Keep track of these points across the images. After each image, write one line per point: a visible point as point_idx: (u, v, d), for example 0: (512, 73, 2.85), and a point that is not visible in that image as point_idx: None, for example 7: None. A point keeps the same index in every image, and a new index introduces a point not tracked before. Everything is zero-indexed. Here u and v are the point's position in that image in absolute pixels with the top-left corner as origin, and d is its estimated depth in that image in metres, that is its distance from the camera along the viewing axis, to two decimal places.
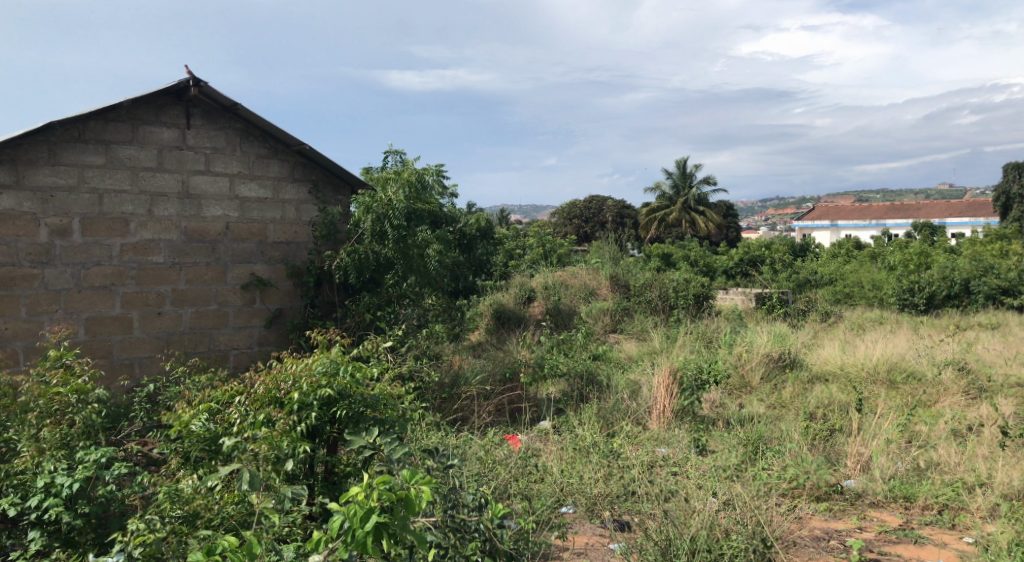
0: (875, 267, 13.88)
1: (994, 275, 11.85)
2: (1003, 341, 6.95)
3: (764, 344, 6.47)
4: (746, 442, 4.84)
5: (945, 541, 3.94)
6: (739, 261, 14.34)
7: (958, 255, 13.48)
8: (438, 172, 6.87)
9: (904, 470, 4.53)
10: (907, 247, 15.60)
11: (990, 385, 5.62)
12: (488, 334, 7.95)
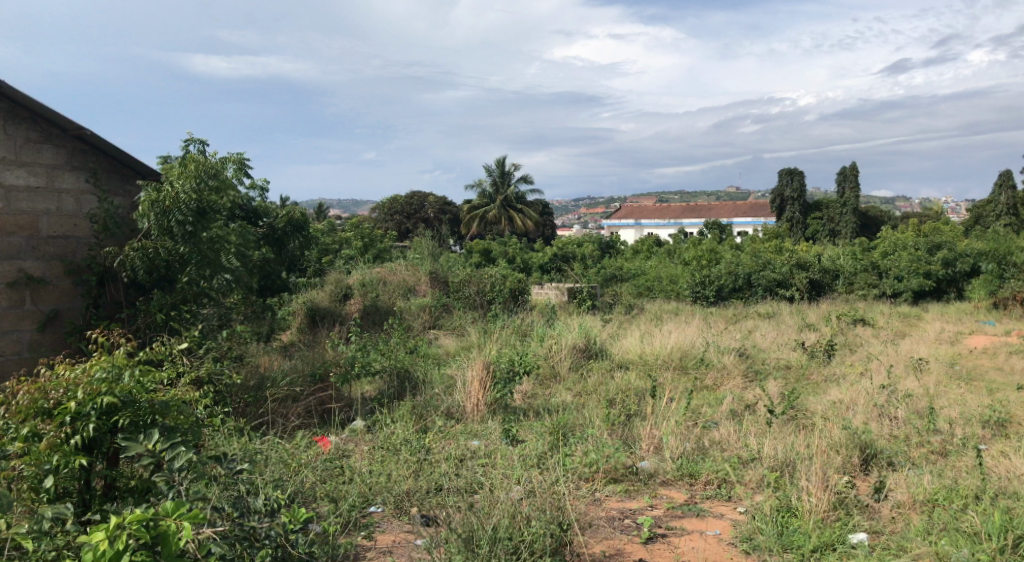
0: (673, 262, 15.07)
1: (771, 269, 13.29)
2: (776, 328, 7.79)
3: (571, 334, 6.79)
4: (552, 430, 5.05)
5: (722, 512, 4.40)
6: (553, 257, 14.97)
7: (743, 251, 15.01)
8: (239, 164, 6.66)
9: (690, 449, 4.94)
10: (701, 243, 17.09)
11: (764, 368, 6.27)
12: (302, 334, 7.69)
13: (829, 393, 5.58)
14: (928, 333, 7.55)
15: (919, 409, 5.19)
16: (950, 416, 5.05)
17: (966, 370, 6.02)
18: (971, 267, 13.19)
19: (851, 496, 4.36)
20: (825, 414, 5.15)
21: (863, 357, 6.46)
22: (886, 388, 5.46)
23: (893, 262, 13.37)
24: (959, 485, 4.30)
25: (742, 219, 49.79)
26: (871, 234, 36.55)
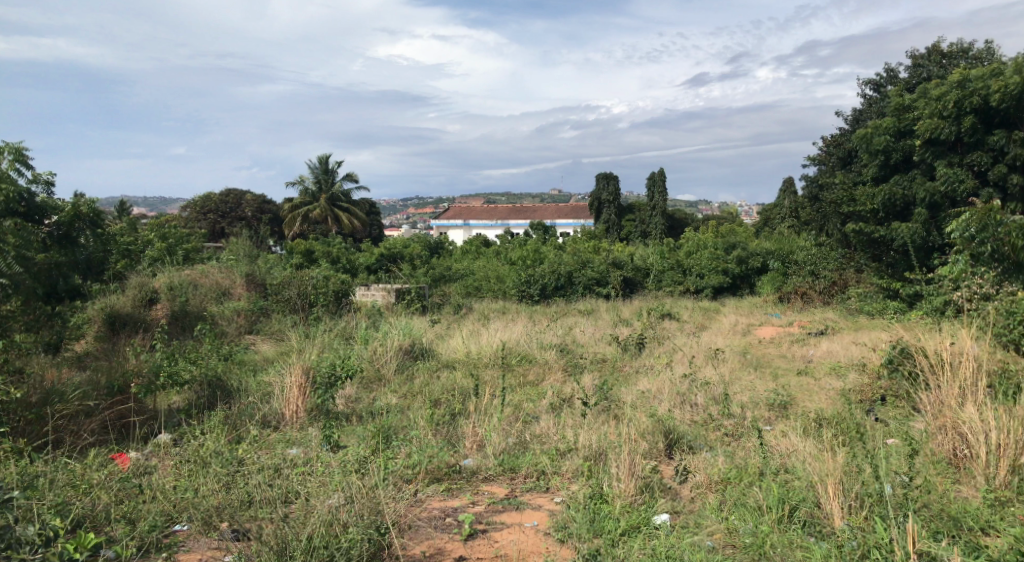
0: (500, 261, 15.46)
1: (590, 268, 14.11)
2: (594, 323, 8.20)
3: (396, 336, 6.74)
4: (374, 434, 4.99)
5: (540, 504, 4.54)
6: (379, 258, 14.87)
7: (565, 251, 15.75)
8: (18, 153, 5.98)
9: (511, 444, 5.07)
10: (526, 243, 17.64)
11: (583, 362, 6.57)
12: (98, 343, 7.01)
13: (639, 384, 5.95)
14: (724, 325, 8.30)
15: (716, 395, 5.66)
16: (741, 400, 5.56)
17: (755, 358, 6.66)
18: (761, 264, 14.68)
19: (656, 479, 4.68)
20: (634, 404, 5.47)
21: (669, 348, 6.96)
22: (687, 377, 5.91)
23: (695, 261, 14.60)
24: (748, 463, 4.73)
25: (564, 221, 51.65)
26: (676, 236, 39.71)
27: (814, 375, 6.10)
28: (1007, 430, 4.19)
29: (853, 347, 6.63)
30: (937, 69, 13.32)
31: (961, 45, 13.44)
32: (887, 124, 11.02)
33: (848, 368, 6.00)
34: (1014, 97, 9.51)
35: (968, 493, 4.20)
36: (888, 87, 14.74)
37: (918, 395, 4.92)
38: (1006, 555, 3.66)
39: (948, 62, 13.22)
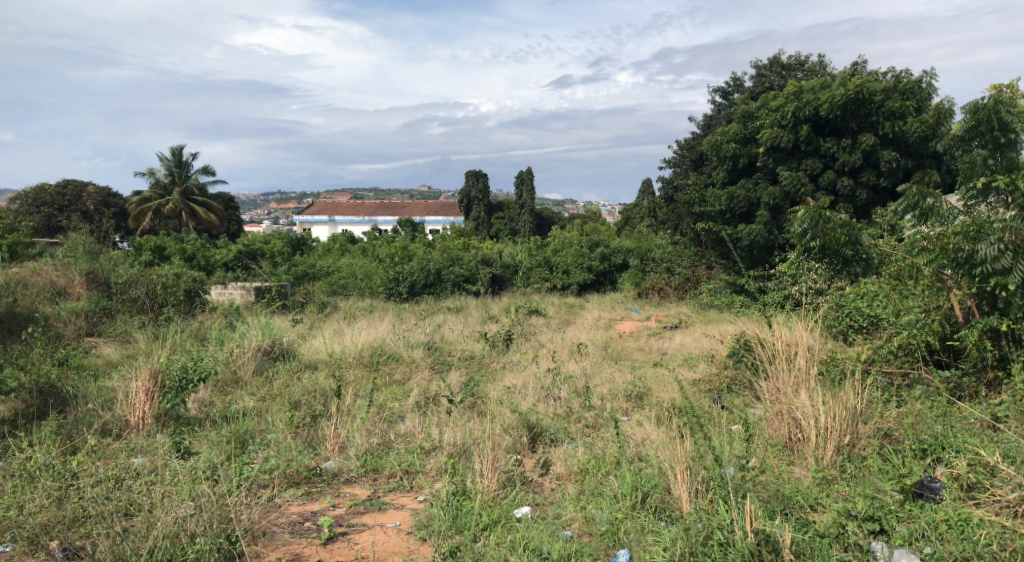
0: (368, 259, 15.24)
1: (458, 265, 14.26)
2: (463, 320, 8.27)
3: (254, 336, 6.49)
4: (229, 439, 4.79)
5: (404, 503, 4.51)
6: (237, 255, 14.24)
7: (433, 248, 15.74)
8: None
9: (375, 444, 5.01)
10: (393, 241, 17.48)
11: (450, 359, 6.61)
12: None
13: (505, 379, 6.05)
14: (588, 320, 8.61)
15: (578, 388, 5.83)
16: (601, 392, 5.77)
17: (615, 352, 6.94)
18: (622, 262, 15.38)
19: (518, 473, 4.75)
20: (499, 400, 5.56)
21: (535, 344, 7.13)
22: (551, 371, 6.07)
23: (561, 259, 15.08)
24: (605, 453, 4.91)
25: (433, 218, 51.84)
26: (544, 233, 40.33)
27: (669, 365, 6.42)
28: (832, 413, 4.60)
29: (703, 340, 7.04)
30: (778, 78, 14.42)
31: (798, 56, 14.70)
32: (733, 130, 11.85)
33: (698, 359, 6.38)
34: (840, 107, 10.36)
35: (800, 473, 4.56)
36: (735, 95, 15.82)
37: (757, 383, 5.28)
38: (829, 529, 4.07)
39: (787, 72, 14.45)
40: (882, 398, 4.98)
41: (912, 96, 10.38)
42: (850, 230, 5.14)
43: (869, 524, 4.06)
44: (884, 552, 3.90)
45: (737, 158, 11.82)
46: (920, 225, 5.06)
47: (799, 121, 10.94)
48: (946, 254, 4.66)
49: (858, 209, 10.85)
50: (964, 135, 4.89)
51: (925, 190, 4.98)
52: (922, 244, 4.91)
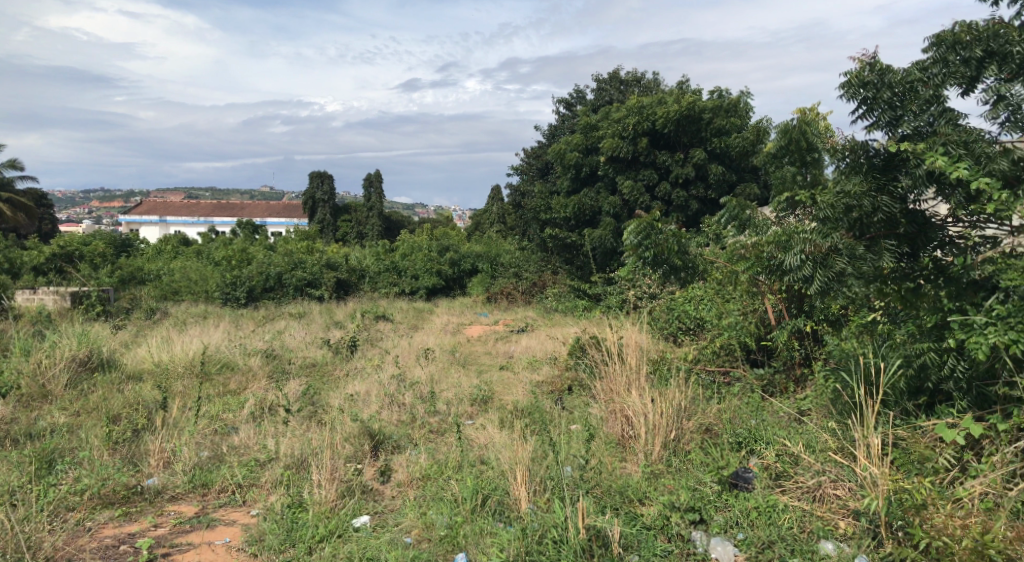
0: (203, 263, 14.58)
1: (301, 269, 13.96)
2: (305, 328, 8.14)
3: (69, 345, 6.00)
4: (33, 460, 4.39)
5: (235, 518, 4.28)
6: (53, 257, 13.11)
7: (275, 251, 15.26)
8: None
9: (204, 459, 4.76)
10: (232, 242, 16.79)
11: (290, 368, 6.47)
12: None
13: (348, 387, 5.99)
14: (435, 325, 8.74)
15: (423, 394, 5.85)
16: (447, 397, 5.80)
17: (462, 355, 7.04)
18: (471, 267, 15.70)
19: (357, 482, 4.66)
20: (340, 408, 5.47)
21: (380, 350, 7.14)
22: (396, 377, 6.06)
23: (410, 263, 15.25)
24: (447, 458, 4.93)
25: (277, 218, 50.24)
26: (393, 236, 40.23)
27: (514, 369, 6.56)
28: (660, 412, 4.88)
29: (547, 342, 7.29)
30: (617, 94, 15.24)
31: (635, 72, 15.54)
32: (576, 140, 12.33)
33: (542, 362, 6.58)
34: (673, 122, 11.11)
35: (630, 469, 4.79)
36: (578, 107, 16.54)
37: (594, 384, 5.51)
38: (655, 521, 4.30)
39: (626, 88, 15.30)
40: (704, 395, 5.35)
41: (735, 113, 11.29)
42: (679, 240, 5.52)
43: (690, 514, 4.32)
44: (702, 540, 4.16)
45: (580, 167, 12.44)
46: (740, 234, 5.54)
47: (639, 133, 11.56)
48: (761, 261, 5.14)
49: (689, 219, 11.72)
50: (778, 151, 5.35)
51: (745, 203, 5.48)
52: (740, 251, 5.36)
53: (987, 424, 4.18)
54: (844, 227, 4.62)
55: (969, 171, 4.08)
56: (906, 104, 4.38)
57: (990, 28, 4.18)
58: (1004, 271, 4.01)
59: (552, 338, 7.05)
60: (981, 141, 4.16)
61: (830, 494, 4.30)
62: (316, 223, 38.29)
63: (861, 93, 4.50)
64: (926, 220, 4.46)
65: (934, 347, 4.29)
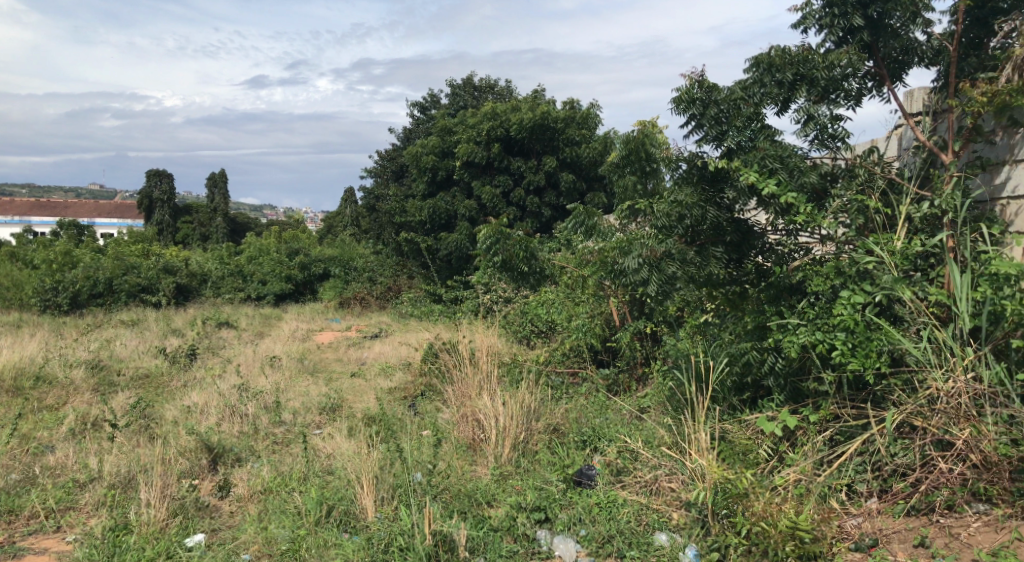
0: (19, 268, 13.46)
1: (134, 273, 13.65)
2: (138, 336, 7.76)
3: None
4: None
5: (46, 546, 3.91)
6: None
7: (105, 255, 14.31)
8: None
9: (12, 482, 4.35)
10: (54, 244, 15.53)
11: (118, 380, 6.10)
12: None
13: (185, 398, 5.73)
14: (282, 331, 8.61)
15: (268, 404, 5.70)
16: (294, 407, 5.67)
17: (312, 363, 6.95)
18: (323, 271, 15.42)
19: (192, 498, 4.40)
20: (174, 423, 5.20)
21: (221, 359, 6.91)
22: (238, 386, 5.87)
23: (257, 268, 15.20)
24: (292, 470, 4.78)
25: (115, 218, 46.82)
26: (237, 241, 38.19)
27: (365, 376, 6.51)
28: (509, 414, 4.97)
29: (400, 348, 7.30)
30: (471, 99, 15.55)
31: (488, 79, 15.88)
32: (433, 143, 12.72)
33: (395, 367, 6.55)
34: (527, 129, 11.82)
35: (480, 472, 4.81)
36: (432, 111, 16.74)
37: (445, 389, 5.53)
38: (502, 522, 4.35)
39: (479, 94, 15.61)
40: (553, 396, 5.51)
41: (586, 125, 12.18)
42: (526, 246, 5.65)
43: (536, 513, 4.41)
44: (547, 538, 4.26)
45: (435, 170, 12.79)
46: (587, 239, 5.75)
47: (492, 138, 12.12)
48: (605, 266, 5.37)
49: (542, 226, 12.36)
50: (621, 160, 5.63)
51: (592, 210, 5.70)
52: (588, 256, 5.57)
53: (801, 416, 4.59)
54: (677, 235, 4.94)
55: (780, 185, 4.53)
56: (731, 120, 4.74)
57: (800, 54, 4.63)
58: (812, 277, 4.46)
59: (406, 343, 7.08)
60: (795, 156, 4.59)
61: (666, 487, 4.51)
62: (155, 224, 35.78)
63: (691, 109, 4.84)
64: (749, 228, 4.85)
65: (756, 345, 4.65)
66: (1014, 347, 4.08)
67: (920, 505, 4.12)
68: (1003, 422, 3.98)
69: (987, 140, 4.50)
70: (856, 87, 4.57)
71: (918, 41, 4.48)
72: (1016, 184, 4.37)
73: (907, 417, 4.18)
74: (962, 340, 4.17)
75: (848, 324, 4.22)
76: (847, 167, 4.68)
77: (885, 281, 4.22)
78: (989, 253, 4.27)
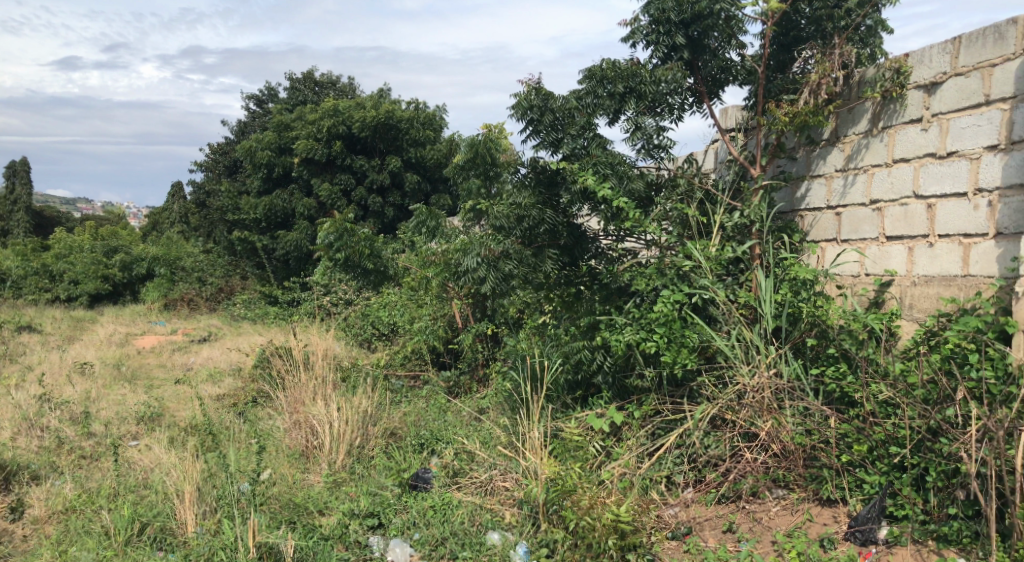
0: None
1: None
2: None
3: None
4: None
5: None
6: None
7: None
8: None
9: None
10: None
11: None
12: None
13: None
14: (97, 336, 8.07)
15: (75, 415, 5.28)
16: (105, 418, 5.29)
17: (130, 370, 6.54)
18: (146, 272, 14.64)
19: None
20: None
21: (21, 368, 6.32)
22: (39, 397, 5.40)
23: (68, 267, 14.30)
24: (100, 486, 4.41)
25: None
26: (50, 238, 34.88)
27: (191, 383, 6.21)
28: (344, 419, 4.89)
29: (231, 353, 7.09)
30: (312, 95, 15.27)
31: (330, 75, 15.69)
32: (268, 138, 12.59)
33: (224, 374, 6.28)
34: (370, 127, 12.02)
35: (313, 479, 4.67)
36: (270, 106, 16.35)
37: (278, 395, 5.37)
38: (334, 530, 4.20)
39: (320, 89, 15.39)
40: (392, 400, 5.49)
41: (430, 125, 12.76)
42: (371, 245, 5.73)
43: (369, 519, 4.31)
44: (380, 544, 4.15)
45: (272, 167, 12.61)
46: (431, 240, 5.75)
47: (333, 136, 12.17)
48: (447, 267, 5.34)
49: (387, 226, 12.47)
50: (464, 164, 5.62)
51: (435, 212, 5.74)
52: (431, 258, 5.55)
53: (626, 412, 4.86)
54: (515, 235, 5.03)
55: (611, 191, 4.73)
56: (566, 128, 4.90)
57: (628, 68, 4.84)
58: (637, 277, 4.76)
59: (236, 349, 6.81)
60: (623, 164, 4.82)
61: (500, 487, 4.53)
62: None
63: (528, 114, 4.92)
64: (582, 233, 5.11)
65: (587, 345, 4.87)
66: (810, 344, 4.48)
67: (729, 493, 4.42)
68: (799, 414, 4.32)
69: (789, 156, 5.16)
70: (679, 102, 4.87)
71: (733, 61, 4.83)
72: (812, 196, 5.04)
73: (719, 410, 4.48)
74: (766, 338, 4.55)
75: (665, 321, 4.48)
76: (669, 177, 5.07)
77: (701, 284, 4.58)
78: (789, 259, 4.78)
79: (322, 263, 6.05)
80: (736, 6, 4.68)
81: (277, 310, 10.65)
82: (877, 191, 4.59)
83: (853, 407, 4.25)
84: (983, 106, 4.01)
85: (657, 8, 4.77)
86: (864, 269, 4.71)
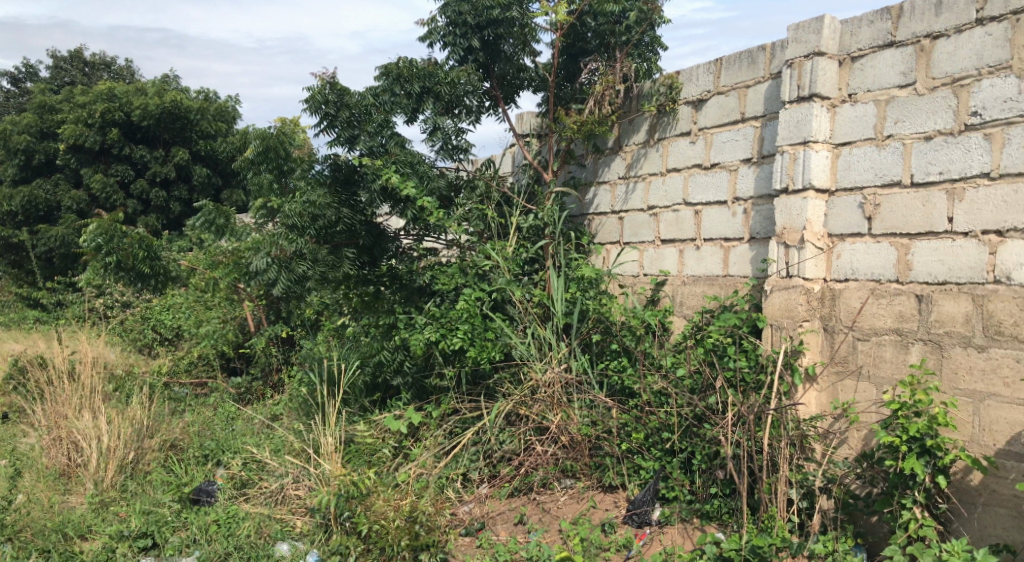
0: None
1: None
2: None
3: None
4: None
5: None
6: None
7: None
8: None
9: None
10: None
11: None
12: None
13: None
14: None
15: None
16: None
17: None
18: None
19: None
20: None
21: None
22: None
23: None
24: None
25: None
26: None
27: None
28: (115, 433, 4.50)
29: None
30: (80, 76, 14.09)
31: (103, 56, 14.56)
32: (27, 121, 11.47)
33: None
34: (153, 115, 11.30)
35: (75, 501, 4.22)
36: (27, 85, 14.75)
37: (34, 409, 4.85)
38: (98, 556, 3.78)
39: (91, 71, 14.24)
40: (172, 410, 5.18)
41: (221, 117, 12.23)
42: (146, 245, 5.24)
43: (140, 541, 3.94)
44: None
45: (31, 154, 11.49)
46: (220, 239, 5.40)
47: (107, 123, 11.32)
48: (238, 268, 5.17)
49: (170, 221, 11.82)
50: (256, 159, 5.37)
51: (223, 209, 5.36)
52: (220, 257, 5.52)
53: (426, 412, 4.87)
54: (310, 235, 4.79)
55: (413, 188, 4.75)
56: (362, 125, 4.76)
57: (425, 68, 4.84)
58: (438, 276, 4.80)
59: None
60: (422, 163, 4.83)
61: (291, 495, 4.32)
62: None
63: (323, 109, 4.72)
64: (382, 232, 5.08)
65: (386, 346, 4.87)
66: (596, 340, 4.75)
67: (521, 486, 4.53)
68: (586, 406, 4.57)
69: (578, 163, 5.54)
70: (476, 104, 4.98)
71: (527, 67, 5.04)
72: (599, 201, 5.43)
73: (514, 406, 4.61)
74: (558, 335, 4.76)
75: (469, 318, 4.55)
76: (467, 178, 5.18)
77: (499, 283, 4.71)
78: (577, 260, 5.07)
79: (91, 263, 5.51)
80: (528, 16, 4.84)
81: (38, 316, 9.50)
82: (653, 198, 4.98)
83: (632, 398, 4.52)
84: (739, 123, 4.44)
85: (453, 10, 4.83)
86: (643, 269, 5.10)
